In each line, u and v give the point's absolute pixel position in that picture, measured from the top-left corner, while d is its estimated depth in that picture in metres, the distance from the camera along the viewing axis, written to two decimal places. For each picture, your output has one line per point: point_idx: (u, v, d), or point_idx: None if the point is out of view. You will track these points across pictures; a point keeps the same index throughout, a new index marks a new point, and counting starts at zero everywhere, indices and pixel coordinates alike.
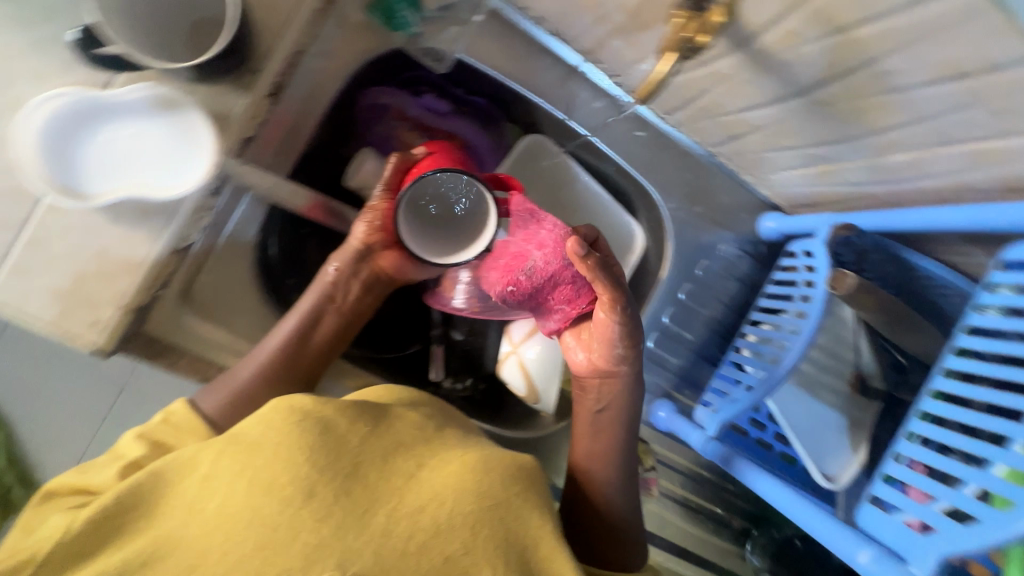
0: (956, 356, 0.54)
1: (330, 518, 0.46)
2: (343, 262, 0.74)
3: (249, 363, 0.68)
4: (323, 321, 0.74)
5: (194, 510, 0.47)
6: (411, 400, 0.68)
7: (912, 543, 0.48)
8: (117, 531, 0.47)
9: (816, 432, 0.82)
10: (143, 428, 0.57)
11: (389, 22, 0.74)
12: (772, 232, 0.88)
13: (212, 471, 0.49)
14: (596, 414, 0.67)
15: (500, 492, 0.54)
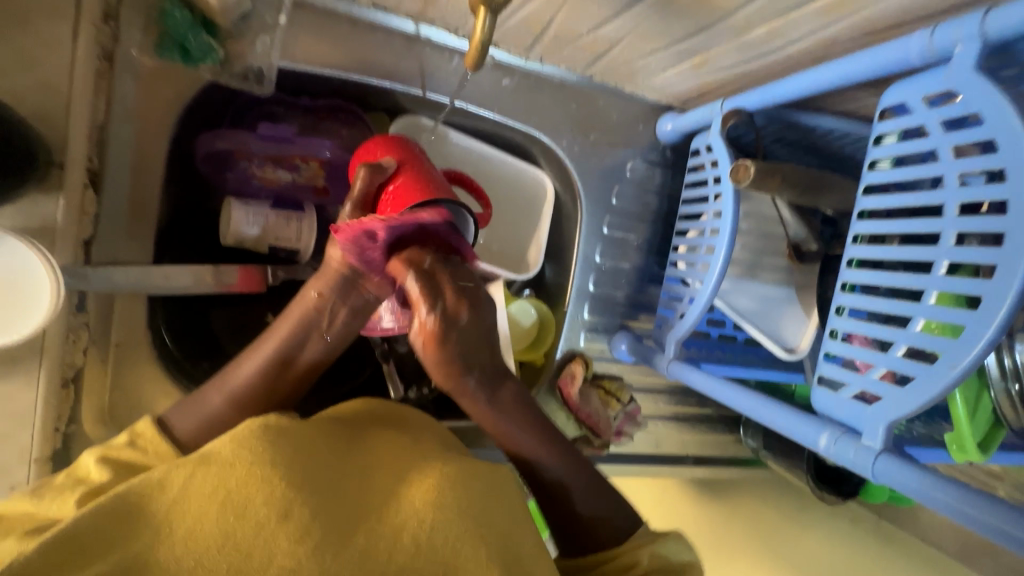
0: (861, 219, 0.53)
1: (309, 537, 0.45)
2: (326, 288, 0.57)
3: (218, 389, 0.56)
4: (307, 349, 0.58)
5: (167, 527, 0.45)
6: (390, 415, 0.65)
7: (861, 415, 0.49)
8: (78, 556, 0.43)
9: (769, 314, 0.84)
10: (106, 449, 0.52)
11: (187, 55, 0.62)
12: (673, 134, 0.84)
13: (184, 492, 0.46)
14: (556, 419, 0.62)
15: (478, 498, 0.52)
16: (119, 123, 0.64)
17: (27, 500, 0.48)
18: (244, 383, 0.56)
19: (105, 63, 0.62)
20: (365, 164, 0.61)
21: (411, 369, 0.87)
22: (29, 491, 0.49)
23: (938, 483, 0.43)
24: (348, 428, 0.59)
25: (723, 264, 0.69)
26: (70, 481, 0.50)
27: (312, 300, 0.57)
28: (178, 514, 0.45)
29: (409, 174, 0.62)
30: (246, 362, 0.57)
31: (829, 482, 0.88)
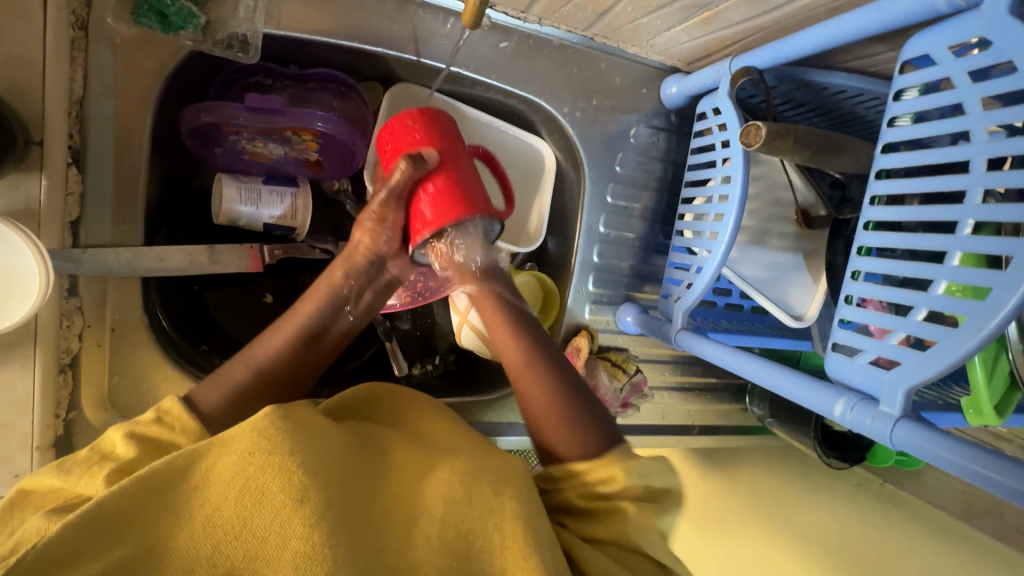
0: (879, 179, 0.51)
1: (325, 523, 0.44)
2: (350, 272, 0.64)
3: (245, 357, 0.58)
4: (331, 325, 0.63)
5: (183, 515, 0.44)
6: (399, 409, 0.65)
7: (881, 382, 0.48)
8: (98, 543, 0.41)
9: (777, 280, 0.82)
10: (133, 425, 0.50)
11: (166, 23, 0.60)
12: (678, 97, 0.81)
13: (202, 481, 0.46)
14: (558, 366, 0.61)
15: (490, 491, 0.51)
16: (99, 99, 0.61)
17: (53, 475, 0.47)
18: (274, 351, 0.59)
19: (80, 33, 0.58)
20: (407, 156, 0.58)
21: (414, 345, 0.86)
22: (56, 465, 0.48)
23: (958, 446, 0.42)
24: (358, 429, 0.58)
25: (734, 231, 0.67)
26: (94, 455, 0.49)
27: (339, 281, 0.63)
28: (197, 499, 0.45)
29: (450, 179, 0.60)
30: (276, 329, 0.60)
31: (835, 448, 0.87)
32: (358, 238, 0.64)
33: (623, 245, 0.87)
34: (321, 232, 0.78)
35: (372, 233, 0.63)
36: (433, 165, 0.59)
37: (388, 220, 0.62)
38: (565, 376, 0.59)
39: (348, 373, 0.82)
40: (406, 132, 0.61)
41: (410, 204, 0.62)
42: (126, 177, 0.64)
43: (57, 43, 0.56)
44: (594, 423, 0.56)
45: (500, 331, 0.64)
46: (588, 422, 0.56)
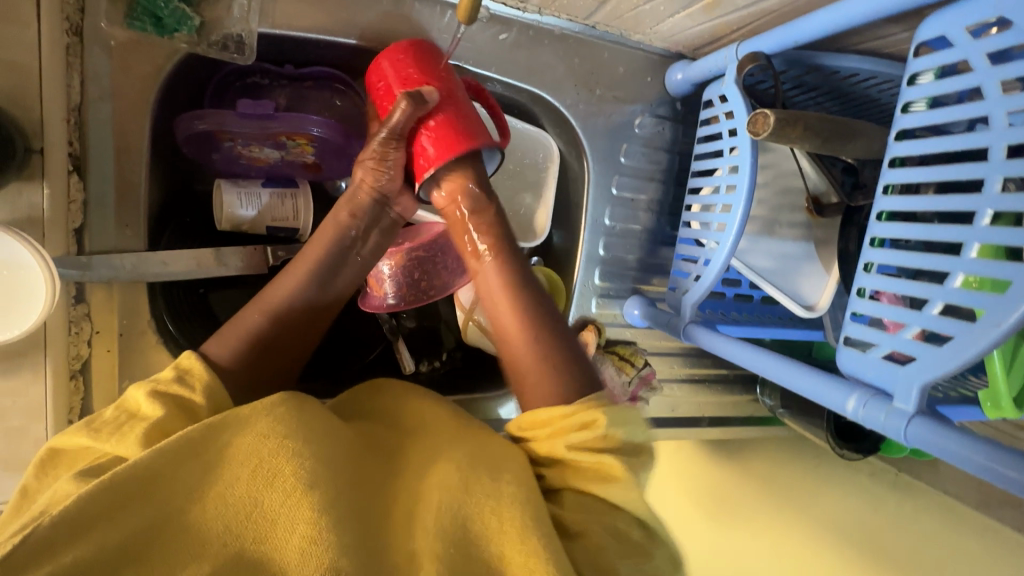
0: (892, 168, 0.49)
1: (332, 512, 0.45)
2: (357, 210, 0.63)
3: (254, 308, 0.58)
4: (339, 272, 0.62)
5: (199, 492, 0.44)
6: (400, 397, 0.65)
7: (893, 377, 0.47)
8: (116, 510, 0.42)
9: (787, 270, 0.81)
10: (155, 384, 0.50)
11: (161, 26, 0.59)
12: (684, 84, 0.79)
13: (219, 458, 0.46)
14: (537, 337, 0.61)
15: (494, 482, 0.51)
16: (97, 104, 0.61)
17: (83, 433, 0.47)
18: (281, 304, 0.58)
19: (74, 38, 0.58)
20: (408, 94, 0.59)
21: (421, 342, 0.86)
22: (84, 425, 0.49)
23: (966, 440, 0.41)
24: (362, 432, 0.59)
25: (742, 222, 0.65)
26: (121, 415, 0.49)
27: (344, 220, 0.62)
28: (214, 477, 0.45)
29: (447, 117, 0.62)
30: (281, 280, 0.60)
31: (847, 438, 0.86)
32: (359, 178, 0.63)
33: (629, 237, 0.86)
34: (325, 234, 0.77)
35: (375, 171, 0.62)
36: (433, 103, 0.60)
37: (390, 159, 0.62)
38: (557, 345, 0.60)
39: (355, 372, 0.82)
40: (403, 71, 0.63)
41: (412, 142, 0.63)
42: (128, 182, 0.63)
43: (52, 50, 0.55)
44: (577, 372, 0.58)
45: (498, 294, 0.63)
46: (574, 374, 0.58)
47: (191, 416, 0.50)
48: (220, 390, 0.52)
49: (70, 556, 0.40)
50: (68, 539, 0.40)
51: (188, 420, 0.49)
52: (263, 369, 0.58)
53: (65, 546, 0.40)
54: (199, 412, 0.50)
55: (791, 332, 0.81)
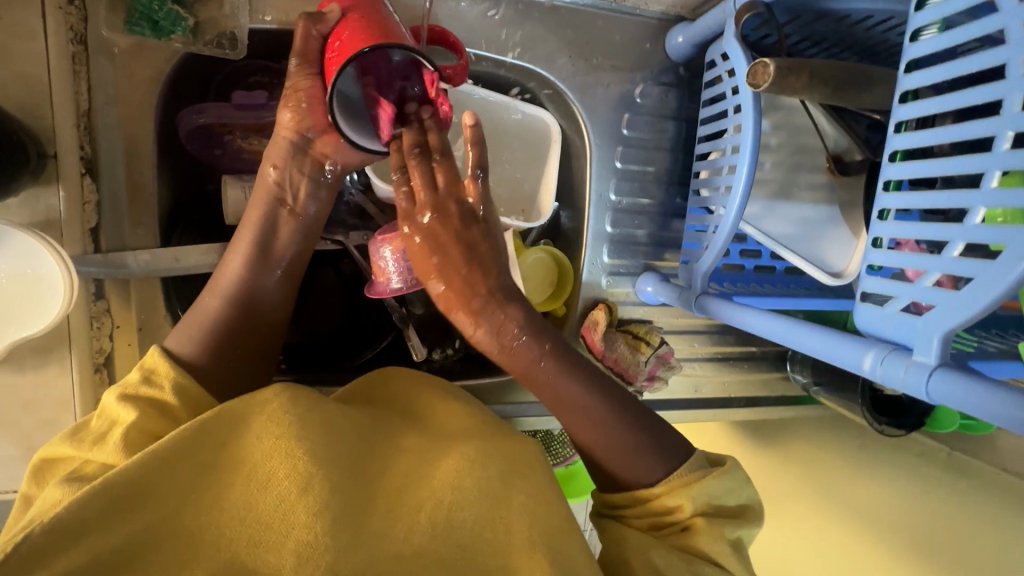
0: (903, 103, 0.46)
1: (327, 511, 0.45)
2: (282, 162, 0.60)
3: (212, 295, 0.59)
4: (279, 230, 0.61)
5: (194, 494, 0.46)
6: (406, 381, 0.64)
7: (913, 330, 0.43)
8: (111, 513, 0.43)
9: (813, 235, 0.76)
10: (123, 387, 0.52)
11: (158, 28, 0.61)
12: (685, 46, 0.76)
13: (215, 459, 0.48)
14: (604, 442, 0.57)
15: (499, 480, 0.52)
16: (104, 110, 0.63)
17: (66, 444, 0.50)
18: (238, 286, 0.59)
19: (79, 48, 0.61)
20: (304, 12, 0.55)
21: (432, 329, 0.86)
22: (69, 434, 0.51)
23: (999, 393, 0.37)
24: (369, 414, 0.58)
25: (749, 181, 0.61)
26: (103, 424, 0.51)
27: (271, 177, 0.60)
28: (210, 481, 0.47)
29: (350, 27, 0.53)
30: (233, 255, 0.60)
31: (888, 413, 0.79)
32: (284, 122, 0.58)
33: (639, 211, 0.83)
34: (332, 223, 0.79)
35: (295, 109, 0.57)
36: (333, 18, 0.55)
37: (302, 89, 0.57)
38: (636, 441, 0.56)
39: (367, 361, 0.83)
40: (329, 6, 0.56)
41: (325, 70, 0.56)
42: (139, 184, 0.66)
43: (59, 60, 0.59)
44: (651, 457, 0.56)
45: (582, 412, 0.57)
46: (665, 455, 0.56)
47: (171, 417, 0.52)
48: (192, 386, 0.53)
49: (65, 562, 0.41)
50: (67, 546, 0.42)
51: (171, 423, 0.52)
52: None
53: (64, 551, 0.42)
54: (173, 410, 0.52)
55: (817, 301, 0.76)
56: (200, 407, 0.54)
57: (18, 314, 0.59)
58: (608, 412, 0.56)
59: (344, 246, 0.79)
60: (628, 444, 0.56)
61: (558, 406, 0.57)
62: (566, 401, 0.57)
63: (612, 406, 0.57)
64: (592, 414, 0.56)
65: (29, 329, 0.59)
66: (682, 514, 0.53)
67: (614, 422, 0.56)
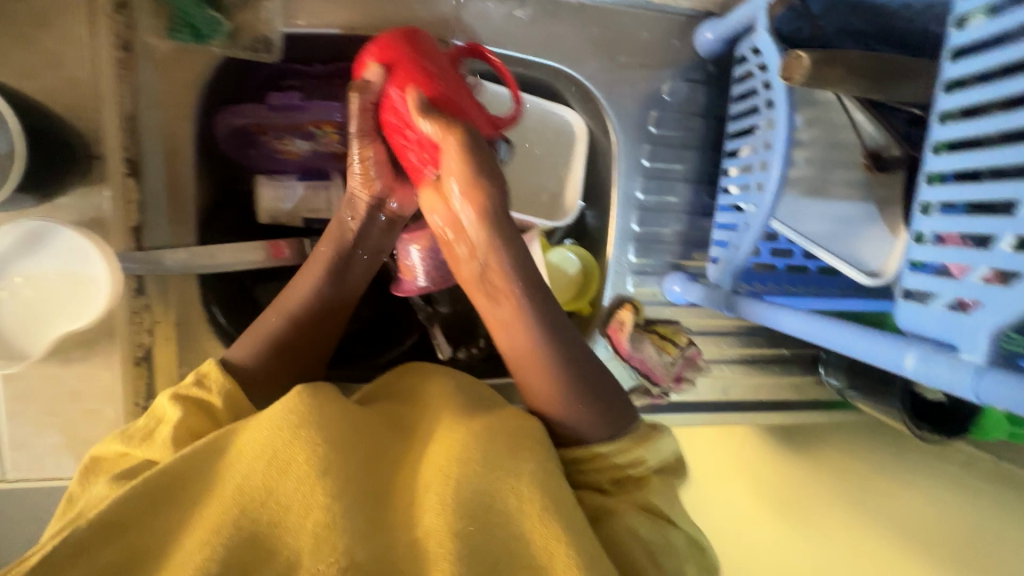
0: (949, 93, 0.45)
1: (342, 495, 0.45)
2: (358, 210, 0.63)
3: (274, 311, 0.61)
4: (346, 262, 0.63)
5: (218, 487, 0.47)
6: (429, 373, 0.63)
7: (959, 326, 0.42)
8: (148, 509, 0.46)
9: (847, 233, 0.74)
10: (176, 388, 0.54)
11: (197, 34, 0.64)
12: (714, 42, 0.75)
13: (234, 451, 0.49)
14: (571, 401, 0.55)
15: (509, 457, 0.50)
16: (147, 113, 0.65)
17: (117, 443, 0.53)
18: (302, 305, 0.61)
19: (124, 53, 0.63)
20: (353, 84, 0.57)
21: (457, 328, 0.86)
22: (118, 434, 0.53)
23: None
24: (383, 407, 0.59)
25: (782, 177, 0.60)
26: (149, 422, 0.53)
27: (347, 223, 0.63)
28: (231, 472, 0.48)
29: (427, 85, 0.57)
30: (298, 283, 0.62)
31: (926, 420, 0.76)
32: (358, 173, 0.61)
33: (666, 209, 0.82)
34: None
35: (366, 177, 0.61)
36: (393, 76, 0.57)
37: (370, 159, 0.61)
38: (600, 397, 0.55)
39: (394, 359, 0.84)
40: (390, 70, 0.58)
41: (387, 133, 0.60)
42: (178, 184, 0.68)
43: (105, 66, 0.61)
44: (613, 410, 0.55)
45: (537, 363, 0.55)
46: (619, 405, 0.55)
47: (213, 416, 0.54)
48: (239, 395, 0.55)
49: (103, 556, 0.43)
50: (107, 540, 0.44)
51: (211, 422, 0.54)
52: (288, 359, 0.60)
53: (103, 545, 0.44)
54: (217, 411, 0.54)
55: (854, 302, 0.74)
56: (243, 412, 0.55)
57: (76, 307, 0.63)
58: (564, 357, 0.55)
59: None
60: (597, 394, 0.55)
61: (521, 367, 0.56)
62: (527, 353, 0.56)
63: (569, 355, 0.55)
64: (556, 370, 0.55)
65: (83, 321, 0.62)
66: (640, 467, 0.54)
67: (579, 379, 0.55)
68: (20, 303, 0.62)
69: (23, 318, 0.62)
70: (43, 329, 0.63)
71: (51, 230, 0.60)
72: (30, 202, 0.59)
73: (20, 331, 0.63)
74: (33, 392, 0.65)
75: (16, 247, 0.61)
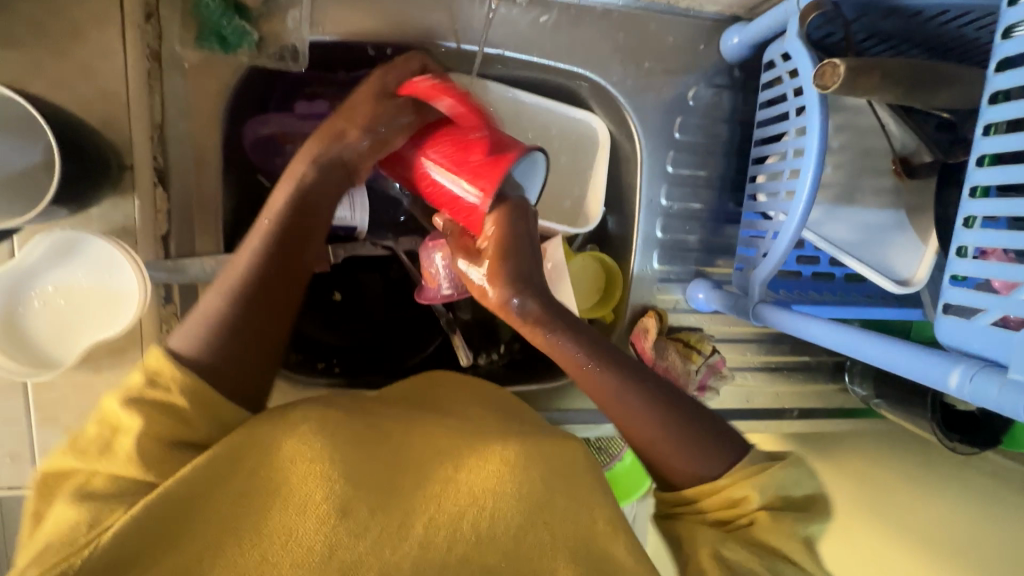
0: (994, 104, 0.44)
1: (365, 535, 0.46)
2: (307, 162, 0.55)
3: (215, 288, 0.52)
4: (300, 227, 0.55)
5: (231, 524, 0.46)
6: (449, 393, 0.62)
7: (1007, 346, 0.41)
8: (153, 548, 0.44)
9: (877, 241, 0.73)
10: (128, 392, 0.48)
11: (225, 43, 0.64)
12: (741, 47, 0.74)
13: (248, 485, 0.47)
14: (663, 437, 0.55)
15: (539, 481, 0.51)
16: (175, 122, 0.66)
17: (69, 457, 0.47)
18: (248, 275, 0.52)
19: (154, 63, 0.63)
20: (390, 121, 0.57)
21: (478, 334, 0.86)
22: (69, 446, 0.48)
23: None
24: (394, 417, 0.56)
25: (814, 186, 0.59)
26: (105, 433, 0.47)
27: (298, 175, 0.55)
28: (246, 505, 0.47)
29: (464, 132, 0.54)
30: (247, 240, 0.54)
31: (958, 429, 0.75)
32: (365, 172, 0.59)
33: (690, 216, 0.81)
34: (380, 228, 0.81)
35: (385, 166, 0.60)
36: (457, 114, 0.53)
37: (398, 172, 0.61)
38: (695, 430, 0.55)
39: (415, 365, 0.84)
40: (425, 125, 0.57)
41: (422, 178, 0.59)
42: (204, 192, 0.69)
43: (135, 75, 0.62)
44: (709, 445, 0.55)
45: (639, 410, 0.55)
46: (722, 448, 0.55)
47: (185, 423, 0.48)
48: (204, 392, 0.48)
49: None
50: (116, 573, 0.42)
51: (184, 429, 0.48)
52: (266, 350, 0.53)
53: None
54: (189, 416, 0.48)
55: (882, 310, 0.73)
56: (218, 413, 0.49)
57: (104, 316, 0.63)
58: (661, 405, 0.55)
59: (393, 251, 0.81)
60: (689, 434, 0.55)
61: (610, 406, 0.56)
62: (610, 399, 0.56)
63: (666, 404, 0.56)
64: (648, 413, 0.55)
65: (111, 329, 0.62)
66: (748, 503, 0.52)
67: (665, 418, 0.55)
68: (48, 313, 0.62)
69: (53, 327, 0.62)
70: (73, 338, 0.63)
71: (80, 240, 0.60)
72: (65, 213, 0.58)
73: (49, 340, 0.63)
74: (62, 397, 0.66)
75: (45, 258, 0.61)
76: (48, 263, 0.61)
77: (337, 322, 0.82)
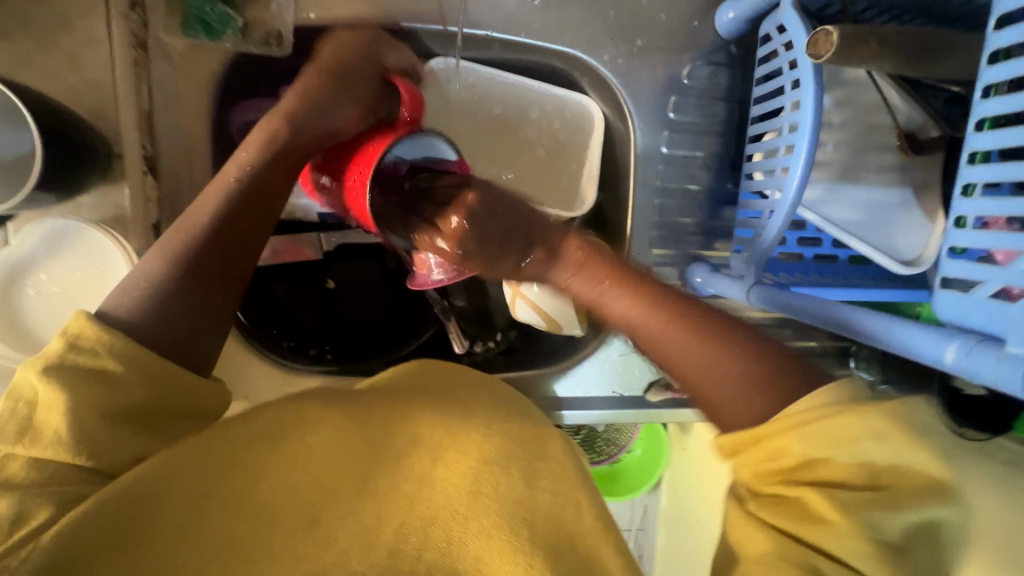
0: (993, 64, 0.42)
1: (332, 546, 0.42)
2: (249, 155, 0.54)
3: (156, 258, 0.48)
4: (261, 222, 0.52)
5: (188, 528, 0.40)
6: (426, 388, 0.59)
7: (1006, 316, 0.39)
8: (92, 553, 0.37)
9: (882, 221, 0.70)
10: (47, 359, 0.41)
11: (209, 30, 0.64)
12: (736, 22, 0.72)
13: (212, 487, 0.43)
14: (706, 352, 0.48)
15: (519, 483, 0.49)
16: (164, 111, 0.66)
17: None
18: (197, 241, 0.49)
19: (140, 51, 0.64)
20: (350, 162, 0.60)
21: (474, 323, 0.84)
22: None
23: None
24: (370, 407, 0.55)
25: (811, 159, 0.56)
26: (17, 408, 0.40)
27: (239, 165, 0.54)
28: (206, 509, 0.42)
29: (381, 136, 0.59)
30: (202, 198, 0.52)
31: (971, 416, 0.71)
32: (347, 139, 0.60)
33: (687, 198, 0.79)
34: None
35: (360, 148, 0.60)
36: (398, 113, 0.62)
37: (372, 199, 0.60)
38: (738, 339, 0.48)
39: (411, 352, 0.84)
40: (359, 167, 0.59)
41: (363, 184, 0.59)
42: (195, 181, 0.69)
43: (121, 64, 0.62)
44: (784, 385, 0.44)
45: (673, 324, 0.50)
46: (777, 384, 0.45)
47: (115, 387, 0.41)
48: (142, 353, 0.42)
49: None
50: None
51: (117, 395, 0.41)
52: None
53: None
54: (126, 380, 0.41)
55: (889, 292, 0.69)
56: (155, 377, 0.43)
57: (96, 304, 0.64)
58: (694, 328, 0.50)
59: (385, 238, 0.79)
60: (745, 344, 0.48)
61: (653, 343, 0.51)
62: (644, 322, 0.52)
63: (694, 319, 0.50)
64: (677, 326, 0.50)
65: None
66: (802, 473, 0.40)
67: (700, 332, 0.49)
68: (40, 302, 0.63)
69: (43, 315, 0.63)
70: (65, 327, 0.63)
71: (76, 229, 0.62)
72: (53, 200, 0.59)
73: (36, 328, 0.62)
74: None
75: (39, 248, 0.62)
76: (41, 253, 0.62)
77: (330, 309, 0.82)
